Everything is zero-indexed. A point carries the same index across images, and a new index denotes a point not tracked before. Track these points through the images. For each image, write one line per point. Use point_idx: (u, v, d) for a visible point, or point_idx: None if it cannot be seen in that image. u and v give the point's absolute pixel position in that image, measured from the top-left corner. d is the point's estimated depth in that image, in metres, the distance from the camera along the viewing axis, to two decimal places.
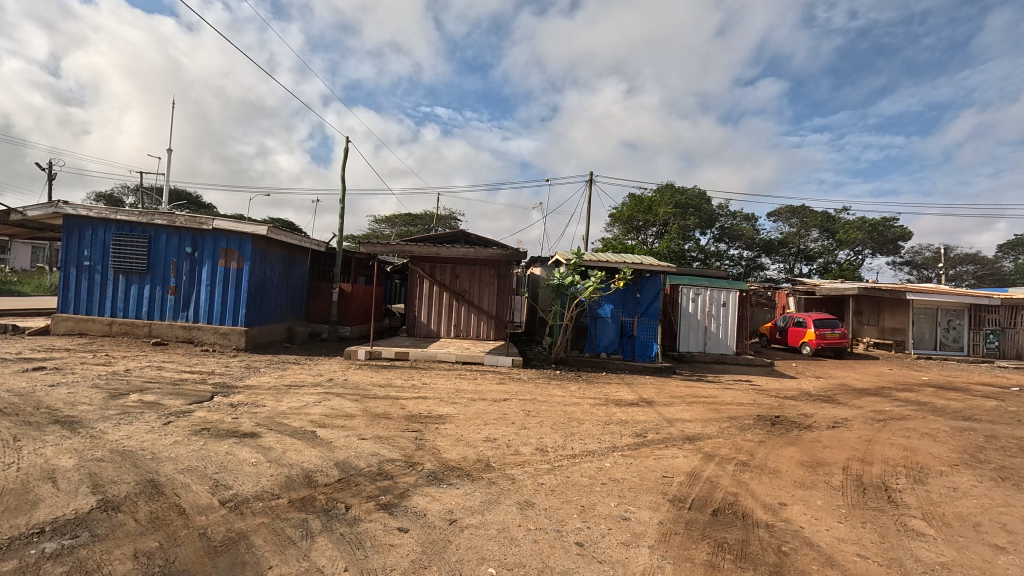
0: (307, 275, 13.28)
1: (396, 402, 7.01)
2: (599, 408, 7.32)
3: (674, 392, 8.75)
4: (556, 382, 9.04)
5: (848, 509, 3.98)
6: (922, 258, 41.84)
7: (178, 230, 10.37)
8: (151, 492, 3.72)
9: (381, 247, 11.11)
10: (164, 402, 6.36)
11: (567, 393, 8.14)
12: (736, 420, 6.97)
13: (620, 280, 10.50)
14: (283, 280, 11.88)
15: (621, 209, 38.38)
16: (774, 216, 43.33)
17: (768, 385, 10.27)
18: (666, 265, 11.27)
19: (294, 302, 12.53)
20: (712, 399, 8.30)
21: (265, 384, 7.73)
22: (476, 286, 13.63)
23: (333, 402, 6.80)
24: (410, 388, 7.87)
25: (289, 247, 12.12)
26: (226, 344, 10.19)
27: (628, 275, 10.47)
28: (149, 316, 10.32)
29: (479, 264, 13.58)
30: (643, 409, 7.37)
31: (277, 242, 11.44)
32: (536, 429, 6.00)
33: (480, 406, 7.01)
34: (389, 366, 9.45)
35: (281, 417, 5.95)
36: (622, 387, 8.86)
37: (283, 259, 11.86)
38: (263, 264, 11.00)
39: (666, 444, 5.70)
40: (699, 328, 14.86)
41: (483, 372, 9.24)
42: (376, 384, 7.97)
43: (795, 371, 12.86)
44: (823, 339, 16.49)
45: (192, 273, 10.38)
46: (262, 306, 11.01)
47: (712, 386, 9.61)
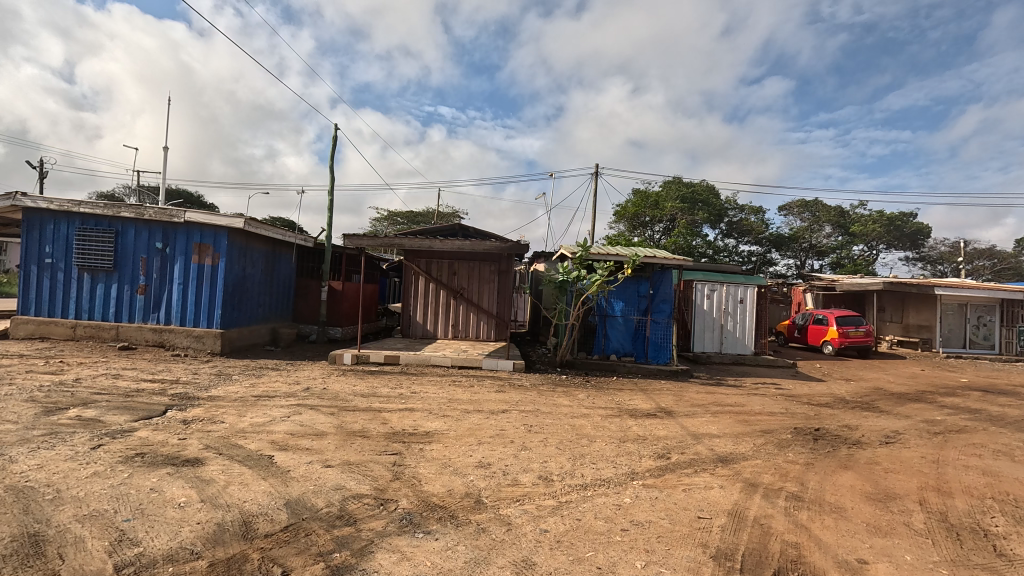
0: (294, 273, 12.40)
1: (378, 416, 6.09)
2: (612, 422, 6.35)
3: (694, 400, 7.79)
4: (561, 389, 8.09)
5: (949, 569, 3.02)
6: (937, 252, 40.60)
7: (147, 223, 9.49)
8: (25, 555, 2.80)
9: (368, 240, 9.93)
10: (105, 419, 5.44)
11: (575, 403, 7.18)
12: (772, 435, 5.99)
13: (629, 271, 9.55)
14: (265, 278, 10.99)
15: (627, 204, 37.34)
16: (784, 210, 42.16)
17: (797, 390, 9.26)
18: (680, 258, 10.28)
19: (279, 302, 11.66)
20: (739, 408, 7.33)
21: (232, 394, 6.83)
22: (475, 283, 12.72)
23: (304, 417, 5.88)
24: (396, 398, 6.94)
25: (272, 242, 11.23)
26: (200, 348, 9.32)
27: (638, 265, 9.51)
28: (117, 318, 9.46)
29: (478, 260, 12.67)
30: (662, 423, 6.40)
31: (258, 236, 10.54)
32: (539, 450, 5.05)
33: (474, 420, 6.07)
34: (376, 371, 8.53)
35: (237, 438, 5.03)
36: (637, 395, 7.90)
37: (265, 255, 10.96)
38: (242, 260, 10.11)
39: (696, 468, 4.75)
40: (715, 326, 13.90)
41: (481, 378, 8.30)
42: (359, 393, 7.05)
43: (821, 373, 11.84)
44: (846, 338, 15.46)
45: (163, 271, 9.51)
46: (242, 306, 10.13)
47: (736, 392, 8.63)
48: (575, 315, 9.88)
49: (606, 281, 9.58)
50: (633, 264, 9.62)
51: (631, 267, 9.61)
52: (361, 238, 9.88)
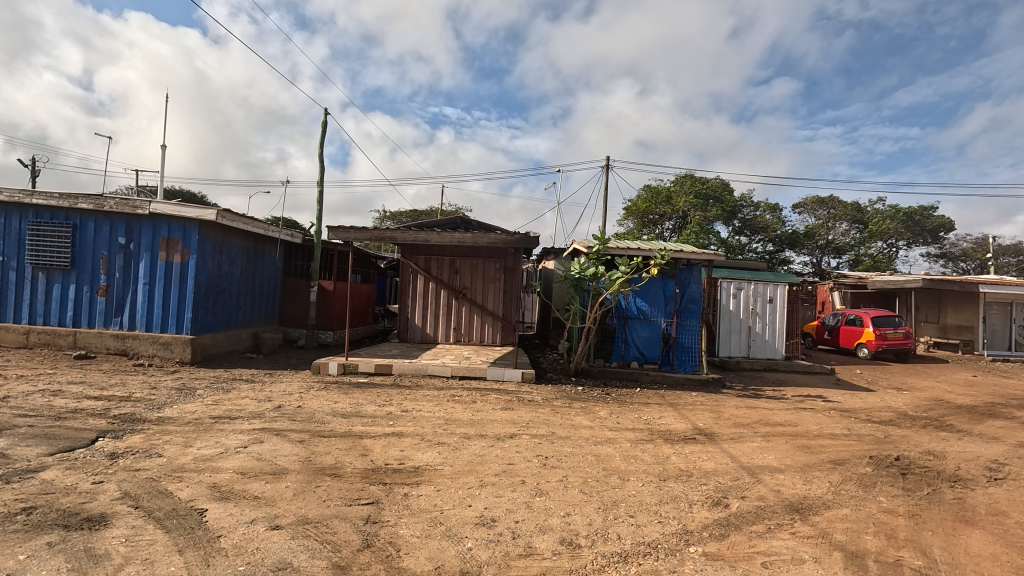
0: (280, 272, 11.31)
1: (358, 445, 4.95)
2: (644, 451, 5.17)
3: (737, 418, 6.59)
4: (579, 404, 6.93)
5: None
6: (960, 249, 39.08)
7: (109, 216, 8.41)
8: None
9: (355, 232, 8.49)
10: (10, 453, 4.33)
11: (597, 424, 6.02)
12: (849, 469, 4.78)
13: (656, 269, 8.32)
14: (245, 277, 9.89)
15: (637, 201, 36.14)
16: (799, 207, 40.77)
17: (850, 403, 8.03)
18: (710, 252, 9.11)
19: (262, 304, 10.57)
20: (792, 429, 6.13)
21: (187, 415, 5.71)
22: (479, 282, 11.59)
23: (266, 447, 4.74)
24: (382, 420, 5.81)
25: (253, 237, 10.12)
26: (168, 357, 8.24)
27: (666, 262, 8.27)
28: (76, 323, 8.40)
29: (482, 257, 11.54)
30: (707, 451, 5.21)
31: (236, 230, 9.44)
32: (560, 496, 3.89)
33: (476, 450, 4.92)
34: (365, 384, 7.40)
35: (169, 481, 3.90)
36: (668, 414, 6.73)
37: (245, 252, 9.86)
38: (216, 257, 9.00)
39: (769, 524, 3.57)
40: (742, 328, 12.69)
41: (486, 392, 7.16)
42: (339, 413, 5.93)
43: (866, 382, 10.59)
44: (883, 340, 14.17)
45: (126, 269, 8.43)
46: (217, 309, 9.05)
47: (782, 407, 7.42)
48: (591, 317, 8.73)
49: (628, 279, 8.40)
50: (659, 260, 8.37)
51: (658, 263, 8.36)
52: (348, 230, 8.47)
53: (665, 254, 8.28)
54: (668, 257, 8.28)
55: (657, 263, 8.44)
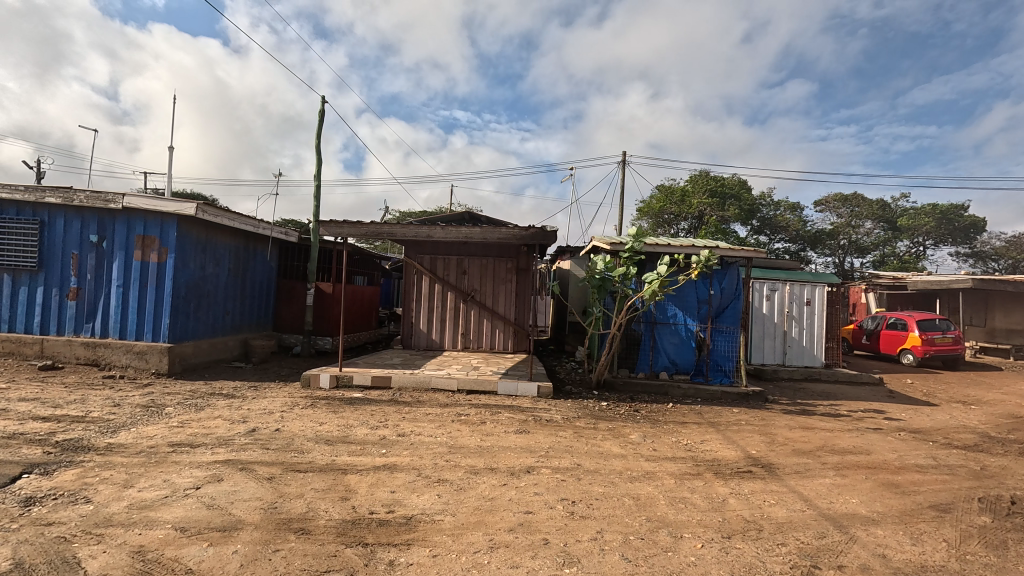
0: (274, 273, 10.46)
1: (339, 484, 4.01)
2: (695, 492, 4.15)
3: (795, 444, 5.54)
4: (606, 426, 5.93)
5: None
6: (991, 248, 37.36)
7: (80, 211, 7.61)
8: None
9: (349, 227, 7.56)
10: None
11: (630, 453, 5.02)
12: (965, 521, 3.72)
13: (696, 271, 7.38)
14: (233, 279, 9.04)
15: (651, 201, 35.01)
16: (820, 205, 39.33)
17: (919, 422, 6.93)
18: (752, 248, 8.05)
19: (254, 308, 9.73)
20: (867, 459, 5.08)
21: (143, 441, 4.80)
22: (489, 284, 10.64)
23: (223, 487, 3.80)
24: (373, 448, 4.86)
25: (242, 235, 9.27)
26: (143, 368, 7.41)
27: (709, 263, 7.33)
28: (43, 329, 7.59)
29: (493, 256, 10.60)
30: (772, 492, 4.18)
31: (221, 227, 8.59)
32: (597, 569, 2.90)
33: (484, 492, 3.95)
34: (358, 400, 6.48)
35: (82, 544, 2.96)
36: (712, 438, 5.71)
37: (232, 251, 9.01)
38: (199, 256, 8.15)
39: None
40: (777, 334, 11.61)
41: (497, 411, 6.19)
42: (323, 439, 4.99)
43: (923, 394, 9.45)
44: (931, 346, 12.94)
45: (99, 270, 7.61)
46: (199, 315, 8.20)
47: (843, 428, 6.34)
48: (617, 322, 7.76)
49: (662, 281, 7.41)
50: (702, 262, 7.43)
51: (700, 264, 7.42)
52: (340, 224, 7.51)
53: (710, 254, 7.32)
54: (712, 258, 7.34)
55: (698, 265, 7.50)
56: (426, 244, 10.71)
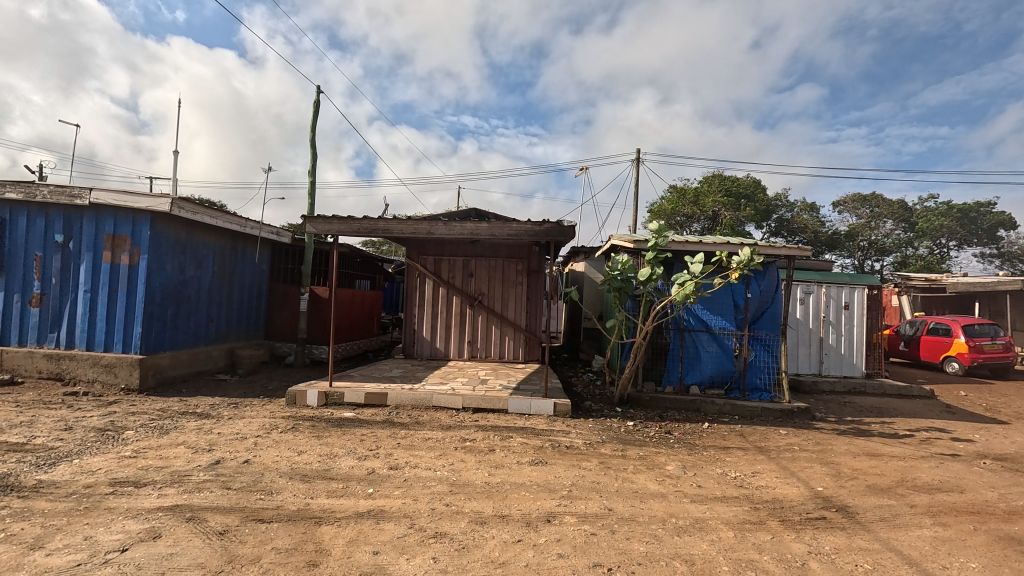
0: (266, 277, 9.67)
1: (307, 541, 3.14)
2: (764, 552, 3.23)
3: (868, 478, 4.59)
4: (636, 454, 5.02)
5: None
6: (1019, 248, 35.88)
7: (44, 208, 6.86)
8: None
9: (339, 223, 6.47)
10: None
11: (670, 493, 4.11)
12: None
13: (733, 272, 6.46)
14: (216, 283, 8.24)
15: (663, 203, 34.01)
16: (838, 206, 38.09)
17: (999, 446, 5.94)
18: (795, 247, 7.17)
19: (241, 314, 8.93)
20: (964, 499, 4.12)
21: (80, 478, 3.96)
22: (498, 288, 9.78)
23: (157, 550, 2.94)
24: (358, 486, 3.99)
25: (228, 235, 8.48)
26: (111, 383, 6.61)
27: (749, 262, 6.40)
28: (4, 340, 6.84)
29: (501, 257, 9.76)
30: (864, 551, 3.25)
31: (203, 225, 7.80)
32: None
33: (493, 553, 3.06)
34: (348, 422, 5.63)
35: None
36: (765, 469, 4.78)
37: (217, 252, 8.22)
38: (177, 258, 7.36)
39: None
40: (811, 340, 10.64)
41: (509, 435, 5.31)
42: (299, 475, 4.12)
43: (985, 409, 8.42)
44: (979, 353, 11.86)
45: (65, 273, 6.85)
46: (178, 323, 7.41)
47: (917, 455, 5.37)
48: (644, 330, 6.85)
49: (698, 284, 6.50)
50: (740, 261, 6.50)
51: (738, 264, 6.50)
52: (329, 220, 6.45)
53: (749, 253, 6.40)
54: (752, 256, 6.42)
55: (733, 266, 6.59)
56: (429, 244, 9.87)
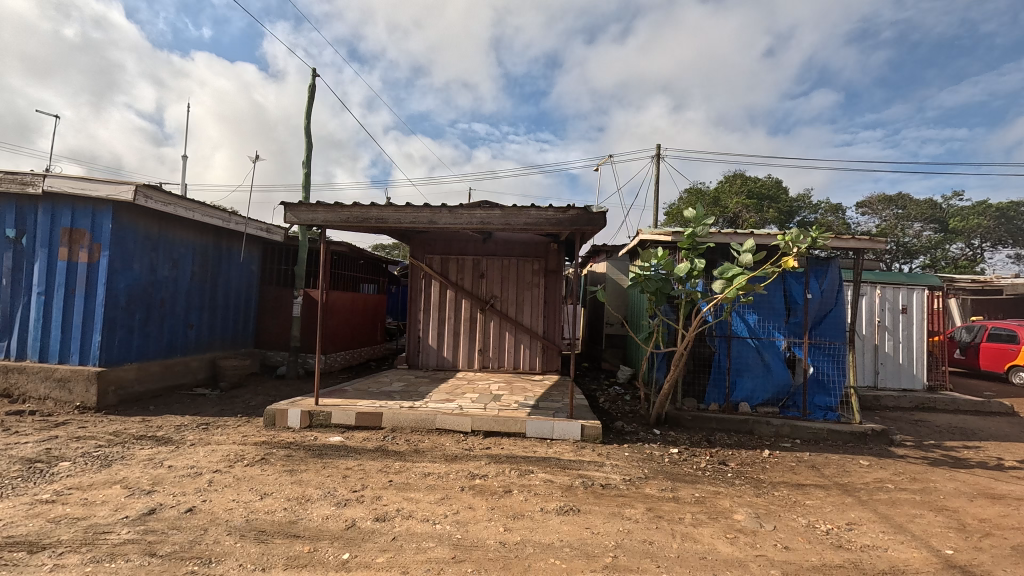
0: (256, 279, 8.75)
1: None
2: None
3: (1007, 535, 3.46)
4: (692, 498, 3.94)
5: None
6: None
7: None
8: None
9: (324, 211, 5.39)
10: None
11: (751, 560, 3.02)
12: None
13: (790, 260, 5.28)
14: (195, 285, 7.33)
15: (681, 205, 32.79)
16: (864, 206, 36.52)
17: None
18: (867, 237, 6.04)
19: (226, 320, 8.01)
20: None
21: None
22: (511, 290, 8.76)
23: None
24: (329, 550, 2.96)
25: (210, 231, 7.57)
26: (65, 400, 5.70)
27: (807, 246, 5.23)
28: None
29: (515, 256, 8.75)
30: None
31: (178, 219, 6.89)
32: None
33: None
34: (333, 451, 4.62)
35: None
36: (863, 520, 3.67)
37: (196, 249, 7.31)
38: (146, 255, 6.46)
39: None
40: (864, 349, 9.46)
41: (528, 470, 4.25)
42: (252, 533, 3.09)
43: None
44: None
45: (17, 273, 5.98)
46: (148, 330, 6.51)
47: None
48: (687, 339, 5.73)
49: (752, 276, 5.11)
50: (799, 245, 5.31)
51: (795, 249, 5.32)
52: (313, 207, 5.37)
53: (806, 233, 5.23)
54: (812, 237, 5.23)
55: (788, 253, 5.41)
56: (435, 242, 8.89)
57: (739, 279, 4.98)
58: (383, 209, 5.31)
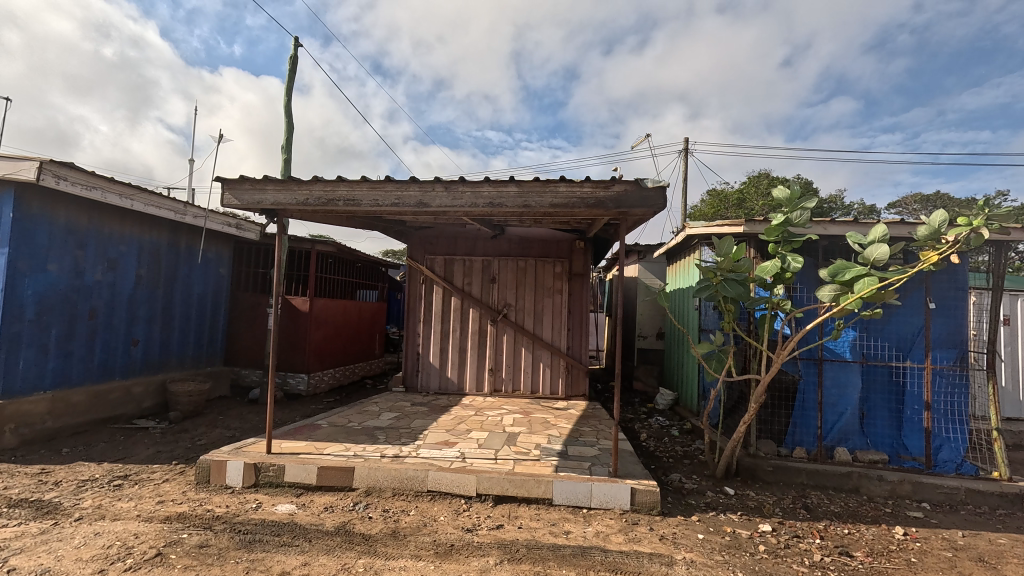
0: (226, 285, 7.39)
1: None
2: None
3: None
4: None
5: None
6: None
7: None
8: None
9: (275, 190, 3.89)
10: None
11: None
12: None
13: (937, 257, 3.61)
14: (140, 293, 5.97)
15: (703, 208, 31.06)
16: (899, 208, 34.37)
17: None
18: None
19: (184, 335, 6.65)
20: None
21: None
22: (528, 297, 7.27)
23: None
24: None
25: (162, 227, 6.23)
26: None
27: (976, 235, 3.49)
28: None
29: (533, 257, 7.28)
30: None
31: (113, 209, 5.53)
32: None
33: None
34: (272, 534, 3.15)
35: None
36: None
37: (142, 248, 5.96)
38: (68, 254, 5.10)
39: None
40: None
41: None
42: None
43: None
44: None
45: None
46: (71, 349, 5.15)
47: None
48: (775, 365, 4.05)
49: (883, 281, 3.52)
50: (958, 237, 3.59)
51: (950, 242, 3.62)
52: (260, 184, 3.88)
53: (976, 216, 3.45)
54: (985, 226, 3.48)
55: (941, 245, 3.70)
56: (438, 241, 7.45)
57: (863, 284, 3.43)
58: (354, 186, 3.84)
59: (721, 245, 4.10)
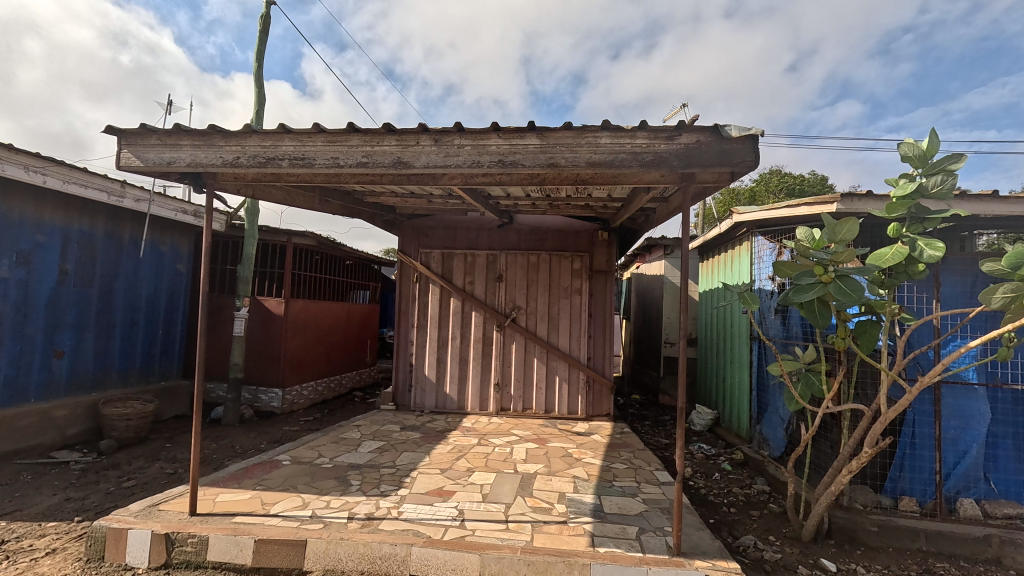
0: (184, 285, 6.25)
1: None
2: None
3: None
4: None
5: None
6: None
7: None
8: None
9: (191, 145, 2.73)
10: None
11: None
12: None
13: None
14: (64, 294, 4.82)
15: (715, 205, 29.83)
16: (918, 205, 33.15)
17: None
18: None
19: (127, 344, 5.50)
20: None
21: None
22: (541, 298, 6.11)
23: None
24: None
25: (96, 213, 5.09)
26: None
27: None
28: None
29: (547, 250, 6.13)
30: None
31: (21, 188, 4.40)
32: None
33: None
34: None
35: None
36: None
37: (67, 239, 4.84)
38: None
39: None
40: None
41: None
42: None
43: None
44: None
45: None
46: None
47: None
48: (912, 392, 2.82)
49: None
50: None
51: None
52: (171, 135, 2.72)
53: None
54: None
55: None
56: (435, 232, 6.30)
57: None
58: (305, 138, 2.69)
59: (840, 228, 2.76)
